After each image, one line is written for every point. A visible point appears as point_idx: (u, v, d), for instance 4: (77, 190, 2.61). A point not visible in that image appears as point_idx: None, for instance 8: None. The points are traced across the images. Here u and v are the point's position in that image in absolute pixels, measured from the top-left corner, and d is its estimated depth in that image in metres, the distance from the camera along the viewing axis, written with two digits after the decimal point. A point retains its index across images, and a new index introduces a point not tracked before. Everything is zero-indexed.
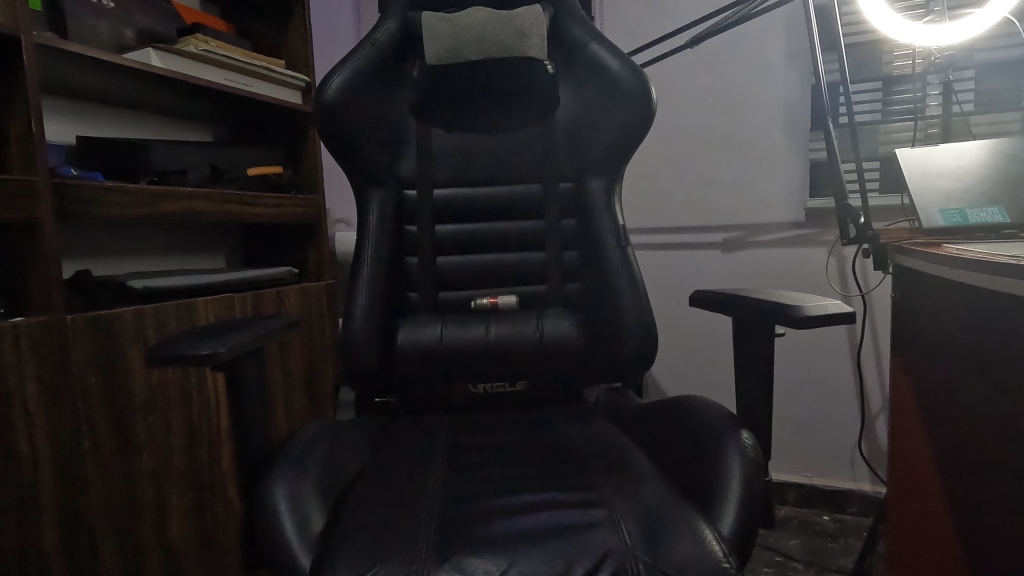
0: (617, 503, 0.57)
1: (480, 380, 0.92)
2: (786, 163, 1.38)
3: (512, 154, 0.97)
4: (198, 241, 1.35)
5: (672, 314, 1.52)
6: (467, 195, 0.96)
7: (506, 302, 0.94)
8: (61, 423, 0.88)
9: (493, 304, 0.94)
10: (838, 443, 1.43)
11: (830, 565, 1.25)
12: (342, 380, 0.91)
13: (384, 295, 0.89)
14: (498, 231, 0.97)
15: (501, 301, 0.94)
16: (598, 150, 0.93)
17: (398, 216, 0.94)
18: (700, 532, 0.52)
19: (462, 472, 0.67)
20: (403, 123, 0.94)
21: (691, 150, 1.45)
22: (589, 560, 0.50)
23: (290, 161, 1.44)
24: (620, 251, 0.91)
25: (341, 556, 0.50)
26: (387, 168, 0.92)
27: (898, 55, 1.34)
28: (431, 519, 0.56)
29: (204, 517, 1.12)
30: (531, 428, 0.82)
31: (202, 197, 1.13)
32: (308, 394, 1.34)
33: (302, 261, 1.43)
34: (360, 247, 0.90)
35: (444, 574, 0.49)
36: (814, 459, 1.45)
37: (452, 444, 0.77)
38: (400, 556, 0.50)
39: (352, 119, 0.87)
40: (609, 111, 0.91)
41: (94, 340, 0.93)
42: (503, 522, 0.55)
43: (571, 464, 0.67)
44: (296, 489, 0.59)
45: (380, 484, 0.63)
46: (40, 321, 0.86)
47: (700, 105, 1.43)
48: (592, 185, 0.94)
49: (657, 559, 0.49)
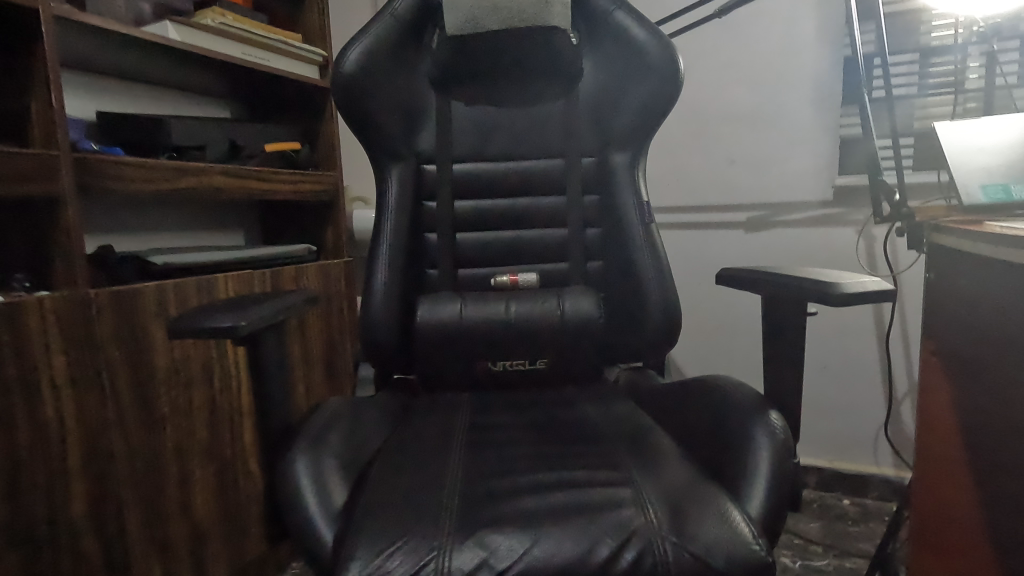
0: (643, 481, 0.56)
1: (499, 358, 0.91)
2: (815, 141, 1.33)
3: (533, 129, 0.94)
4: (218, 218, 1.36)
5: (698, 295, 1.49)
6: (487, 171, 0.94)
7: (526, 281, 0.93)
8: (86, 397, 0.89)
9: (513, 282, 0.93)
10: (861, 427, 1.40)
11: (850, 549, 1.24)
12: (361, 356, 0.91)
13: (402, 271, 0.89)
14: (519, 208, 0.95)
15: (521, 279, 0.93)
16: (622, 125, 0.91)
17: (417, 191, 0.92)
18: (727, 513, 0.50)
19: (482, 448, 0.67)
20: (422, 97, 0.92)
21: (716, 127, 1.41)
22: (616, 538, 0.49)
23: (307, 138, 1.43)
24: (643, 228, 0.90)
25: (363, 531, 0.50)
26: (407, 142, 0.91)
27: (937, 26, 1.27)
28: (454, 495, 0.55)
29: (227, 489, 1.13)
30: (550, 406, 0.81)
31: (220, 173, 1.13)
32: (329, 371, 1.34)
33: (320, 238, 1.43)
34: (379, 223, 0.89)
35: (467, 549, 0.48)
36: (835, 443, 1.43)
37: (473, 420, 0.76)
38: (422, 530, 0.50)
39: (371, 92, 0.85)
40: (635, 84, 0.88)
41: (117, 315, 0.94)
42: (527, 499, 0.54)
43: (593, 443, 0.66)
44: (318, 463, 0.59)
45: (402, 459, 0.63)
46: (63, 295, 0.87)
47: (726, 79, 1.39)
48: (615, 160, 0.92)
49: (684, 539, 0.48)
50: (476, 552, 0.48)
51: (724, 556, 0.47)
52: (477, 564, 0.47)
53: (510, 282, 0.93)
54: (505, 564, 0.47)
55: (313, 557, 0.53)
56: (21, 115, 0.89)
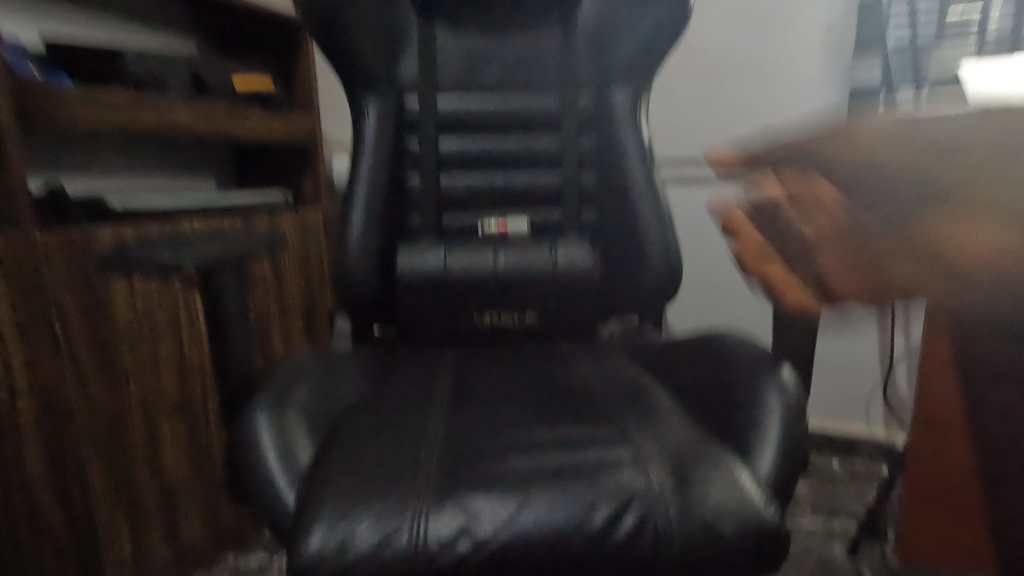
0: (642, 440, 0.51)
1: (486, 310, 0.84)
2: (826, 91, 1.25)
3: (526, 61, 0.85)
4: (185, 163, 1.26)
5: (697, 251, 1.43)
6: (475, 107, 0.86)
7: (516, 230, 0.86)
8: (37, 349, 0.82)
9: (501, 228, 0.86)
10: (853, 387, 1.37)
11: (839, 510, 1.23)
12: (337, 307, 0.85)
13: (382, 217, 0.81)
14: (509, 149, 0.87)
15: (510, 227, 0.86)
16: (624, 57, 0.82)
17: (398, 128, 0.84)
18: (736, 478, 0.45)
19: (466, 405, 0.61)
20: (403, 22, 0.82)
21: (720, 75, 1.32)
22: (614, 504, 0.43)
23: (280, 76, 1.32)
24: (644, 173, 0.82)
25: (330, 493, 0.45)
26: (386, 72, 0.82)
27: None
28: (433, 455, 0.50)
29: (199, 447, 1.08)
30: (540, 361, 0.75)
31: (184, 110, 1.03)
32: (308, 327, 1.27)
33: (296, 186, 1.34)
34: (356, 163, 0.81)
35: (446, 513, 0.43)
36: (825, 403, 1.41)
37: (456, 376, 0.70)
38: (396, 492, 0.45)
39: (345, 11, 0.76)
40: (638, 11, 0.79)
41: (69, 261, 0.86)
42: (514, 460, 0.48)
43: (587, 400, 0.61)
44: (283, 420, 0.53)
45: (377, 416, 0.57)
46: (5, 237, 0.78)
47: (734, 22, 1.29)
48: (615, 97, 0.84)
49: (688, 503, 0.43)
50: (456, 517, 0.43)
51: (733, 525, 0.42)
52: (456, 531, 0.42)
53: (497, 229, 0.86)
54: (488, 531, 0.42)
55: (276, 522, 0.47)
56: None
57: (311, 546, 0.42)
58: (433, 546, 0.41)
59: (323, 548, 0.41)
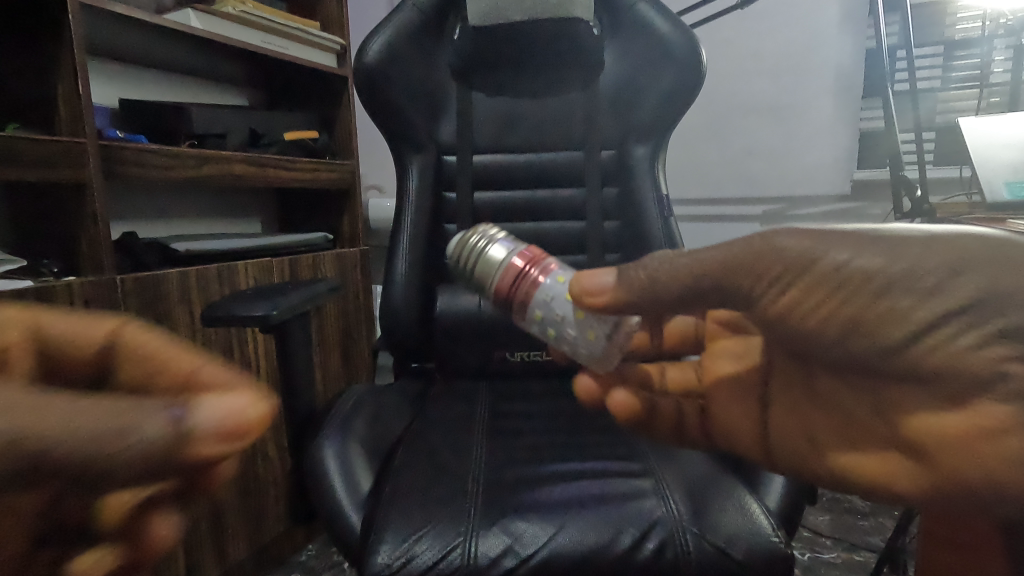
0: (666, 474, 0.57)
1: (516, 348, 0.91)
2: (837, 133, 1.36)
3: (555, 120, 0.95)
4: (234, 206, 1.36)
5: None
6: (510, 163, 0.96)
7: (494, 247, 0.47)
8: None
9: (519, 300, 0.46)
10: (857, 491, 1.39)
11: (859, 542, 1.22)
12: (380, 346, 0.91)
13: (423, 265, 0.89)
14: (539, 198, 0.96)
15: (497, 252, 0.47)
16: (640, 118, 0.90)
17: (437, 181, 0.93)
18: (747, 505, 0.52)
19: (504, 437, 0.68)
20: (444, 91, 0.92)
21: (738, 120, 1.43)
22: (638, 529, 0.50)
23: (325, 125, 1.40)
24: (661, 220, 0.89)
25: (393, 511, 0.52)
26: (427, 132, 0.92)
27: (963, 18, 1.33)
28: (478, 485, 0.57)
29: (248, 471, 1.16)
30: (566, 396, 0.82)
31: (241, 161, 1.10)
32: (344, 359, 1.33)
33: (336, 226, 1.41)
34: (400, 215, 0.90)
35: (493, 535, 0.50)
36: None
37: (495, 410, 0.77)
38: (454, 514, 0.52)
39: (396, 84, 0.86)
40: (659, 74, 0.87)
41: (144, 301, 0.95)
42: (550, 489, 0.56)
43: (614, 437, 0.67)
44: (345, 451, 0.60)
45: (427, 447, 0.64)
46: (90, 280, 0.87)
47: (750, 71, 1.40)
48: (634, 153, 0.91)
49: (706, 529, 0.50)
50: (503, 539, 0.50)
51: (744, 547, 0.49)
52: (503, 550, 0.49)
53: (588, 308, 0.45)
54: (529, 551, 0.49)
55: (343, 541, 0.54)
56: (44, 104, 0.88)
57: (378, 561, 0.49)
58: (483, 562, 0.48)
59: (389, 563, 0.48)
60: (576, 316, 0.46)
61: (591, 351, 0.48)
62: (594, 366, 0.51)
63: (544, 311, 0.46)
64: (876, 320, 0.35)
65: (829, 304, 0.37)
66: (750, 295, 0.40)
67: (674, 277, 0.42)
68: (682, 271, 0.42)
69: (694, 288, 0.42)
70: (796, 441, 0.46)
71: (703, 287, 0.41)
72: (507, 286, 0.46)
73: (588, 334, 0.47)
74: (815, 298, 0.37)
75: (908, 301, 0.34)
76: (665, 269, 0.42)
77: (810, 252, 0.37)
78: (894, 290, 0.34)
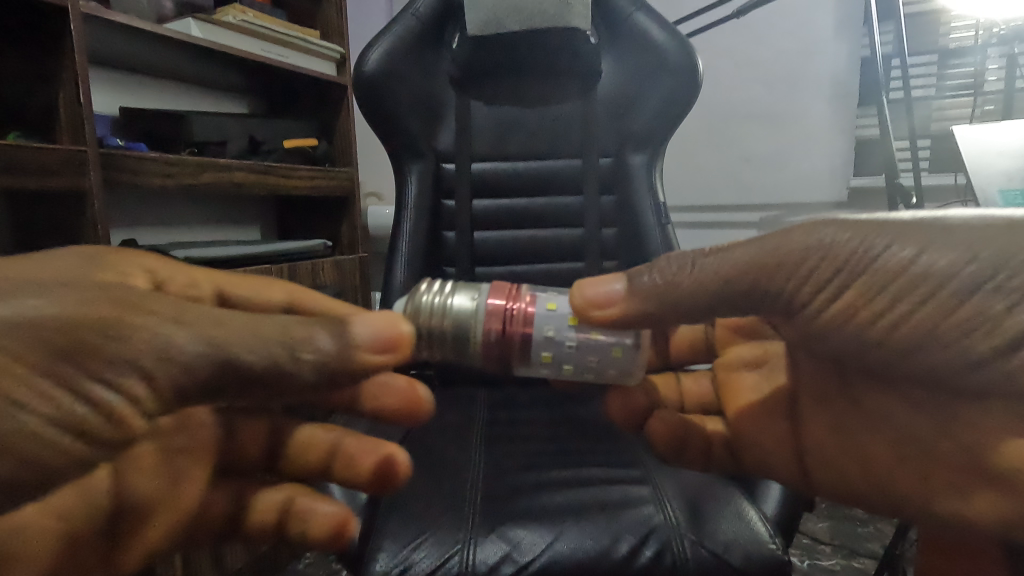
0: (664, 481, 0.58)
1: None
2: (833, 140, 1.37)
3: (553, 128, 0.96)
4: (232, 214, 1.37)
5: None
6: (508, 171, 0.96)
7: (457, 303, 0.44)
8: None
9: (522, 338, 0.43)
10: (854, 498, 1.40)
11: (857, 548, 1.22)
12: None
13: (421, 272, 0.89)
14: (536, 205, 0.97)
15: (459, 307, 0.44)
16: (637, 126, 0.91)
17: (436, 189, 0.94)
18: (744, 512, 0.52)
19: (503, 444, 0.68)
20: (443, 99, 0.93)
21: (735, 127, 1.44)
22: (636, 536, 0.50)
23: (324, 133, 1.41)
24: (658, 227, 0.89)
25: (391, 519, 0.53)
26: (426, 140, 0.92)
27: (956, 28, 1.35)
28: (476, 492, 0.57)
29: None
30: (564, 403, 0.82)
31: (240, 169, 1.11)
32: None
33: (335, 233, 1.42)
34: (399, 222, 0.90)
35: (491, 542, 0.50)
36: None
37: (493, 417, 0.77)
38: (452, 522, 0.52)
39: (395, 92, 0.87)
40: (655, 83, 0.88)
41: None
42: (549, 496, 0.56)
43: (612, 444, 0.67)
44: None
45: (425, 454, 0.64)
46: None
47: (746, 80, 1.41)
48: (631, 162, 0.92)
49: (703, 536, 0.50)
50: (501, 546, 0.50)
51: (741, 554, 0.49)
52: (500, 557, 0.49)
53: (591, 319, 0.43)
54: (527, 558, 0.49)
55: (341, 549, 0.54)
56: (46, 113, 0.89)
57: (376, 568, 0.49)
58: (480, 569, 0.48)
59: (387, 570, 0.48)
60: (590, 336, 0.44)
61: (622, 368, 0.45)
62: (627, 380, 0.48)
63: (553, 351, 0.44)
64: (955, 329, 0.35)
65: (897, 311, 0.36)
66: (791, 301, 0.40)
67: (699, 284, 0.39)
68: (714, 271, 0.39)
69: (718, 293, 0.39)
70: (849, 467, 0.45)
71: (727, 291, 0.39)
72: (500, 346, 0.43)
73: (614, 350, 0.44)
74: (871, 303, 0.37)
75: (986, 304, 0.33)
76: (687, 274, 0.40)
77: (865, 241, 0.37)
78: (978, 296, 0.34)
